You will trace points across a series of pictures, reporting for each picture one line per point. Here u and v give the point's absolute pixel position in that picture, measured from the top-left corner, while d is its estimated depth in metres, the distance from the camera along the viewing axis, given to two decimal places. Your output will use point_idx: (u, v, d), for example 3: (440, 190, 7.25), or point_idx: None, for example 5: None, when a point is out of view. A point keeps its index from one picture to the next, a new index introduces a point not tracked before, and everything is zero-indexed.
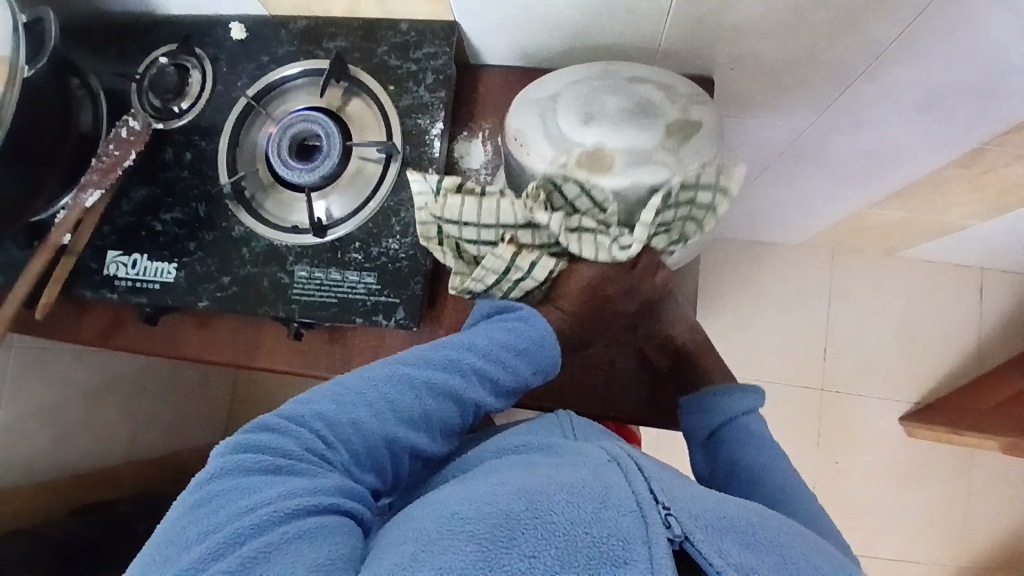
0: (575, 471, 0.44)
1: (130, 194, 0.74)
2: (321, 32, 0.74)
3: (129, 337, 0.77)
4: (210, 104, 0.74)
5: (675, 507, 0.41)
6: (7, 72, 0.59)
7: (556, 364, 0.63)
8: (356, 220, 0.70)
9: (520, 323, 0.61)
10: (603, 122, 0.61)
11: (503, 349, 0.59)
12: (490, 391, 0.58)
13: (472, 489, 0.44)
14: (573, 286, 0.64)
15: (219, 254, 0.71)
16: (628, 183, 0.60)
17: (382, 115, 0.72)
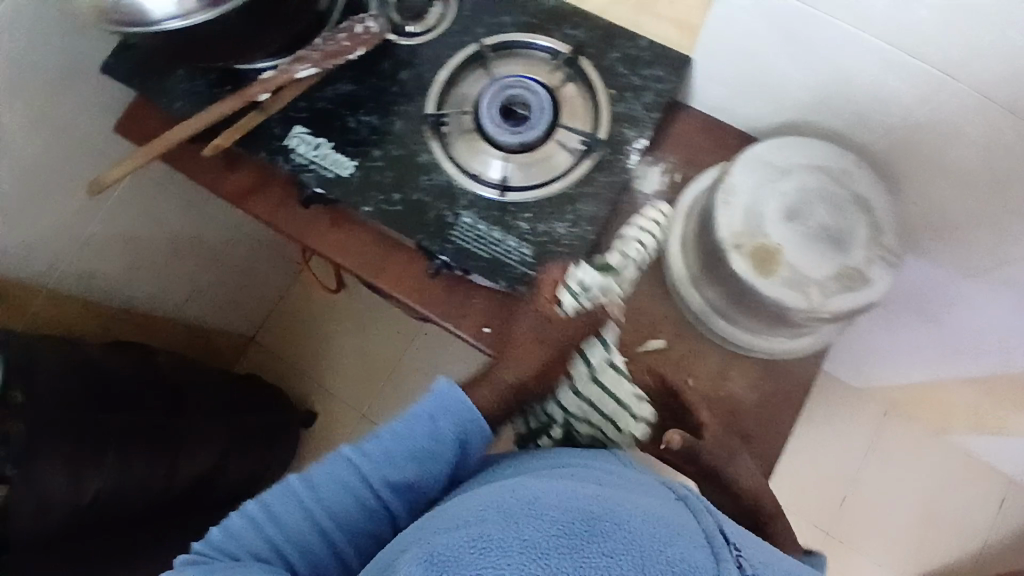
0: (647, 500, 0.48)
1: (335, 83, 0.77)
2: (565, 17, 0.77)
3: (274, 209, 0.79)
4: (439, 38, 0.77)
5: (743, 551, 0.46)
6: None
7: (474, 423, 0.61)
8: (534, 195, 0.72)
9: (424, 405, 0.61)
10: (801, 227, 0.65)
11: (414, 427, 0.60)
12: (412, 467, 0.58)
13: (539, 486, 0.47)
14: (514, 355, 0.66)
15: (398, 171, 0.74)
16: (784, 292, 0.64)
17: (593, 111, 0.74)
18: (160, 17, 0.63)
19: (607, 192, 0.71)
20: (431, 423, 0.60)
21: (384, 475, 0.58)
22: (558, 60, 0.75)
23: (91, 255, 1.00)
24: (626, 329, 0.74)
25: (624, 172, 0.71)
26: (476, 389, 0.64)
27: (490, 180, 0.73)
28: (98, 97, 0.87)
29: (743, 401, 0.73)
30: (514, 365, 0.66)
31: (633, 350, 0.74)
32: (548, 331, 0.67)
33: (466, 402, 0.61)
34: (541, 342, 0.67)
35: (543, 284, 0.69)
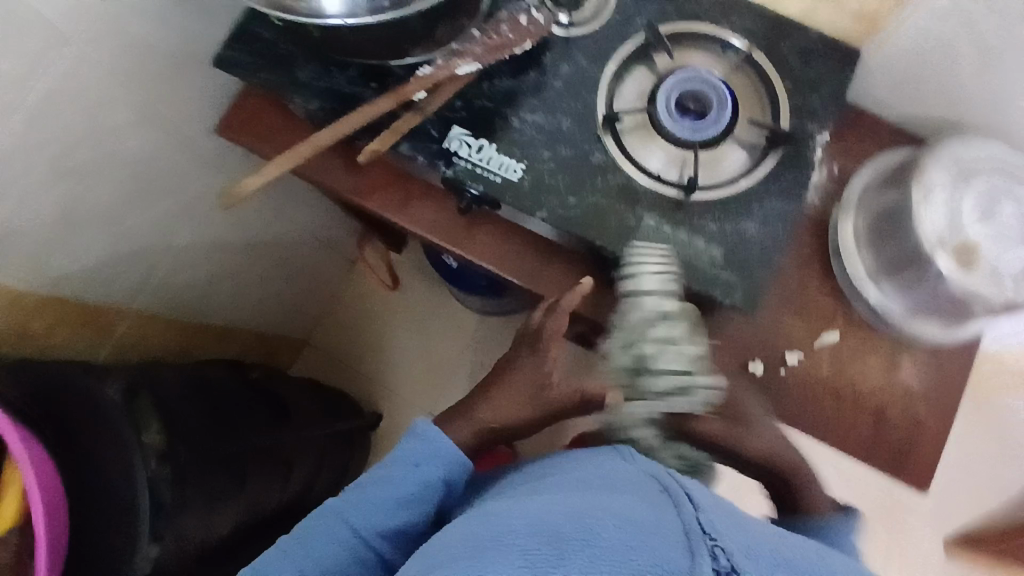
0: (628, 499, 0.48)
1: (494, 78, 0.72)
2: (731, 7, 0.73)
3: (406, 215, 0.75)
4: (601, 29, 0.73)
5: (722, 541, 0.45)
6: None
7: (455, 463, 0.65)
8: (720, 194, 0.68)
9: (405, 448, 0.65)
10: (998, 227, 0.66)
11: (402, 477, 0.63)
12: (402, 513, 0.62)
13: (520, 506, 0.49)
14: (497, 399, 0.68)
15: (571, 173, 0.70)
16: (983, 289, 0.66)
17: (768, 103, 0.71)
18: (332, 14, 0.56)
19: (794, 188, 0.68)
20: (416, 468, 0.64)
21: (379, 524, 0.62)
22: (730, 54, 0.73)
23: (181, 265, 0.94)
24: (799, 326, 0.74)
25: (809, 166, 0.69)
26: (457, 423, 0.69)
27: (674, 181, 0.69)
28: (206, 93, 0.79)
29: (917, 392, 0.74)
30: (496, 411, 0.68)
31: (808, 345, 0.74)
32: (536, 400, 0.67)
33: (450, 446, 0.65)
34: (524, 404, 0.67)
35: (547, 330, 0.68)
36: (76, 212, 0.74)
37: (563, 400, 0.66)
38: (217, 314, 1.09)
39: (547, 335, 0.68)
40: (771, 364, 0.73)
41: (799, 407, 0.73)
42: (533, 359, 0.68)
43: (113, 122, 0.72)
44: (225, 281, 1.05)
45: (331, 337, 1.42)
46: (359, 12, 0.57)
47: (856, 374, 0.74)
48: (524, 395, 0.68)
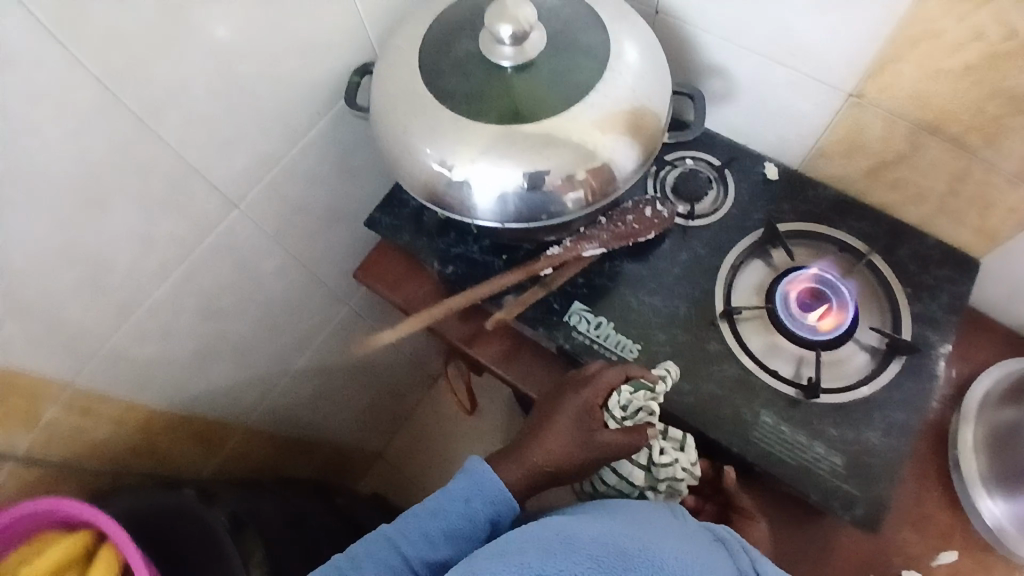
0: (681, 537, 0.55)
1: (615, 258, 0.77)
2: (848, 209, 0.75)
3: (509, 366, 0.78)
4: (719, 221, 0.77)
5: None
6: (605, 195, 0.63)
7: (506, 501, 0.63)
8: (838, 399, 0.68)
9: (461, 483, 0.63)
10: None
11: (448, 510, 0.61)
12: (448, 545, 0.60)
13: (593, 520, 0.54)
14: (545, 437, 0.65)
15: (685, 358, 0.71)
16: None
17: (889, 305, 0.71)
18: (479, 215, 0.63)
19: (917, 399, 0.67)
20: (465, 504, 0.62)
21: (422, 554, 0.60)
22: (848, 254, 0.73)
23: (291, 388, 1.00)
24: (915, 538, 0.70)
25: (932, 377, 0.68)
26: (508, 464, 0.65)
27: (793, 381, 0.69)
28: (345, 242, 0.88)
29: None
30: (547, 454, 0.64)
31: (927, 563, 0.69)
32: (589, 441, 0.64)
33: (500, 485, 0.62)
34: (576, 444, 0.64)
35: (597, 385, 0.66)
36: (212, 346, 0.79)
37: (617, 443, 0.64)
38: (311, 427, 1.13)
39: (599, 378, 0.66)
40: None
41: None
42: (585, 405, 0.65)
43: (262, 267, 0.78)
44: (322, 398, 1.10)
45: (405, 450, 1.44)
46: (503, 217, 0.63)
47: None
48: (574, 435, 0.64)
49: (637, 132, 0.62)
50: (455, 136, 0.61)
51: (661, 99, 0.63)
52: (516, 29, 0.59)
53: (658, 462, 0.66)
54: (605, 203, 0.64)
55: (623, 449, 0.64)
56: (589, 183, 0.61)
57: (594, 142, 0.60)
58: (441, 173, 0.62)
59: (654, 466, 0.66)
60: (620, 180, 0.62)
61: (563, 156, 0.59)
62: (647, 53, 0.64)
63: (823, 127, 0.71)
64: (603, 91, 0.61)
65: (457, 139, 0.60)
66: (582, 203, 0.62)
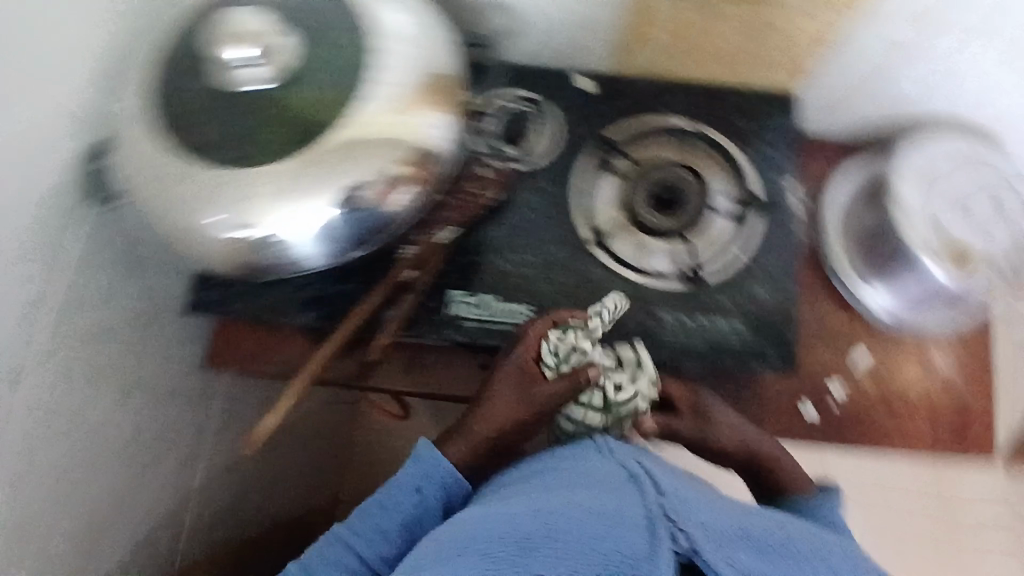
0: (589, 488, 0.45)
1: (472, 230, 0.72)
2: (663, 90, 0.76)
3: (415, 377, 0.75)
4: (554, 149, 0.75)
5: (687, 523, 0.41)
6: (435, 179, 0.58)
7: (461, 484, 0.59)
8: (723, 271, 0.70)
9: (411, 469, 0.58)
10: (972, 221, 0.71)
11: (397, 501, 0.57)
12: (405, 537, 0.56)
13: (490, 507, 0.46)
14: (484, 408, 0.61)
15: (577, 294, 0.70)
16: (988, 279, 0.70)
17: (730, 166, 0.73)
18: (310, 263, 0.57)
19: (786, 238, 0.71)
20: (417, 492, 0.57)
21: (380, 551, 0.56)
22: (678, 134, 0.74)
23: (208, 500, 0.89)
24: (830, 357, 0.75)
25: (789, 215, 0.72)
26: (454, 440, 0.61)
27: (677, 273, 0.70)
28: (191, 330, 0.77)
29: (935, 372, 0.76)
30: (490, 420, 0.61)
31: (844, 372, 0.75)
32: (529, 398, 0.60)
33: (449, 468, 0.58)
34: (517, 407, 0.60)
35: (528, 336, 0.63)
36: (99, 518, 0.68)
37: (555, 393, 0.60)
38: (251, 520, 1.03)
39: (528, 333, 0.63)
40: (821, 403, 0.73)
41: (853, 430, 0.73)
42: (519, 366, 0.62)
43: (100, 410, 0.66)
44: (248, 490, 0.99)
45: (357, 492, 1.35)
46: (336, 254, 0.58)
47: (887, 381, 0.75)
48: (513, 397, 0.61)
49: (442, 103, 0.57)
50: (243, 191, 0.52)
51: (449, 59, 0.58)
52: (259, 48, 0.53)
53: (609, 397, 0.60)
54: (442, 189, 0.60)
55: (563, 395, 0.59)
56: (416, 176, 0.56)
57: (401, 133, 0.54)
58: (247, 238, 0.54)
59: (609, 403, 0.60)
60: (445, 160, 0.58)
61: (375, 163, 0.54)
62: (417, 13, 0.57)
63: (615, 20, 0.72)
64: (388, 74, 0.54)
65: (246, 192, 0.52)
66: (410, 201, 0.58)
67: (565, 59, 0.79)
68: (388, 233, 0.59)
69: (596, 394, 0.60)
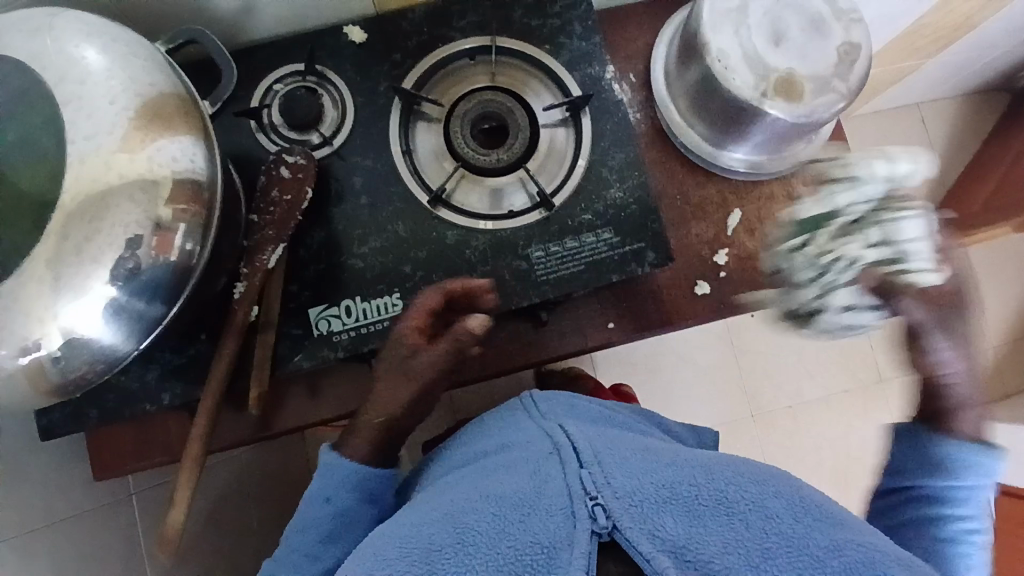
0: (515, 474, 0.41)
1: (306, 239, 0.66)
2: (447, 14, 0.69)
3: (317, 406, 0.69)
4: (357, 121, 0.67)
5: (607, 494, 0.37)
6: (205, 196, 0.51)
7: (377, 477, 0.57)
8: (571, 183, 0.66)
9: (320, 479, 0.57)
10: (791, 46, 0.65)
11: (312, 515, 0.55)
12: (331, 548, 0.54)
13: (420, 511, 0.42)
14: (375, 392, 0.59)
15: (437, 266, 0.65)
16: (819, 105, 0.65)
17: (542, 71, 0.69)
18: (128, 347, 0.51)
19: (622, 130, 0.67)
20: (329, 502, 0.55)
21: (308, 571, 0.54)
22: (481, 56, 0.69)
23: None
24: (705, 228, 0.74)
25: (618, 104, 0.68)
26: (349, 438, 0.59)
27: (530, 202, 0.66)
28: (59, 453, 0.70)
29: None
30: (375, 405, 0.59)
31: (725, 238, 0.74)
32: (409, 372, 0.58)
33: (350, 466, 0.56)
34: (400, 383, 0.59)
35: (416, 310, 0.59)
36: None
37: (432, 358, 0.58)
38: None
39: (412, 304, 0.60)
40: (712, 276, 0.74)
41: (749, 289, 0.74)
42: (398, 342, 0.59)
43: None
44: None
45: None
46: (148, 326, 0.51)
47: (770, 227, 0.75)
48: (394, 376, 0.59)
49: (167, 122, 0.50)
50: (8, 311, 0.46)
51: (152, 73, 0.51)
52: None
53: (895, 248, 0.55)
54: (219, 207, 0.53)
55: (438, 359, 0.58)
56: (182, 210, 0.50)
57: (138, 174, 0.48)
58: (38, 357, 0.48)
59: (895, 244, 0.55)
60: (207, 176, 0.52)
61: (122, 216, 0.47)
62: (90, 41, 0.49)
63: None
64: (83, 125, 0.47)
65: (12, 310, 0.46)
66: (195, 230, 0.51)
67: (330, 14, 0.70)
68: (194, 274, 0.52)
69: (884, 256, 0.56)
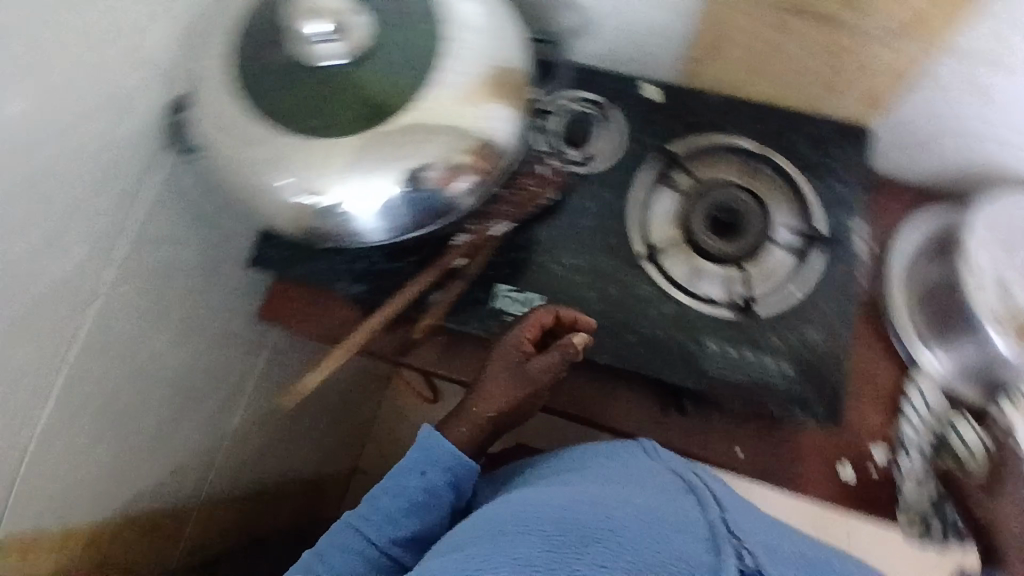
0: (649, 494, 0.47)
1: (524, 228, 0.73)
2: (738, 111, 0.75)
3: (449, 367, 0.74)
4: (617, 158, 0.74)
5: (748, 544, 0.43)
6: (496, 162, 0.59)
7: (468, 466, 0.60)
8: (777, 305, 0.68)
9: (417, 452, 0.60)
10: None
11: (402, 484, 0.59)
12: (410, 521, 0.58)
13: (551, 492, 0.47)
14: (486, 389, 0.63)
15: (620, 308, 0.69)
16: None
17: (797, 196, 0.71)
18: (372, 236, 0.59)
19: (846, 283, 0.68)
20: (422, 474, 0.59)
21: (388, 533, 0.58)
22: (749, 158, 0.73)
23: (236, 450, 0.93)
24: (874, 412, 0.72)
25: (853, 258, 0.69)
26: (456, 421, 0.64)
27: (728, 301, 0.68)
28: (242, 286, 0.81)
29: None
30: (488, 399, 0.63)
31: (889, 433, 0.71)
32: (521, 377, 0.63)
33: (450, 448, 0.60)
34: (511, 383, 0.63)
35: (529, 323, 0.63)
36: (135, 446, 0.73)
37: (544, 368, 0.62)
38: (272, 475, 1.07)
39: (527, 317, 0.64)
40: (859, 462, 0.71)
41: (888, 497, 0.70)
42: (512, 346, 0.63)
43: (150, 346, 0.70)
44: (274, 446, 1.03)
45: (378, 462, 1.35)
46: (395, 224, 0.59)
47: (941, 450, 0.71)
48: (505, 376, 0.63)
49: (505, 94, 0.58)
50: (310, 160, 0.54)
51: (515, 50, 0.59)
52: (334, 24, 0.54)
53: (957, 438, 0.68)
54: (499, 178, 0.61)
55: (551, 371, 0.62)
56: (476, 166, 0.58)
57: (465, 122, 0.56)
58: (313, 204, 0.56)
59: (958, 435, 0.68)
60: (506, 151, 0.60)
61: (438, 147, 0.55)
62: (486, 4, 0.59)
63: (691, 31, 0.71)
64: (454, 61, 0.56)
65: (314, 162, 0.54)
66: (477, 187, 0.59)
67: (640, 65, 0.79)
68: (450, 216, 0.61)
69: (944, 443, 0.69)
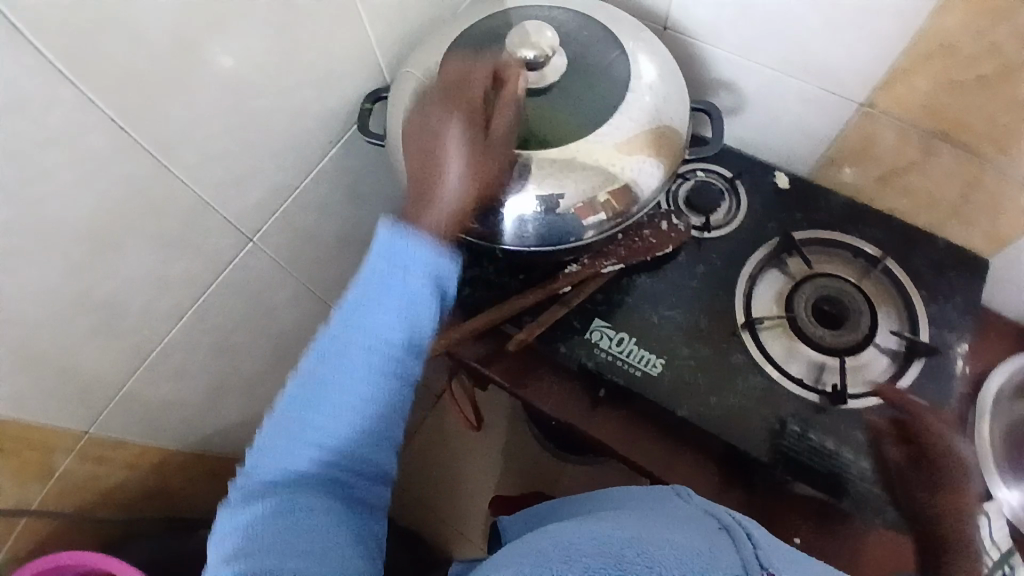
0: (681, 529, 0.43)
1: (631, 273, 0.77)
2: (859, 217, 0.79)
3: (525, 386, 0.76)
4: (734, 231, 0.78)
5: None
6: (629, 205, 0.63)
7: (446, 262, 0.54)
8: (867, 403, 0.69)
9: (381, 257, 0.52)
10: None
11: (376, 294, 0.52)
12: (398, 324, 0.52)
13: (586, 524, 0.44)
14: (457, 151, 0.58)
15: (709, 369, 0.72)
16: None
17: (904, 306, 0.73)
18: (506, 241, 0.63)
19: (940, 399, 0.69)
20: (402, 271, 0.52)
21: (370, 345, 0.52)
22: (863, 260, 0.75)
23: None
24: None
25: (952, 379, 0.70)
26: (425, 211, 0.57)
27: (817, 387, 0.69)
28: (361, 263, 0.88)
29: None
30: (460, 178, 0.58)
31: None
32: (484, 158, 0.58)
33: (424, 240, 0.53)
34: (485, 146, 0.59)
35: (476, 80, 0.60)
36: (228, 379, 0.79)
37: (499, 148, 0.59)
38: None
39: (460, 88, 0.60)
40: None
41: None
42: (469, 109, 0.59)
43: (272, 292, 0.77)
44: None
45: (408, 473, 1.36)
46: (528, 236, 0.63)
47: None
48: (476, 135, 0.59)
49: (657, 149, 0.63)
50: None
51: (678, 114, 0.65)
52: (536, 56, 0.61)
53: None
54: (626, 222, 0.66)
55: (502, 142, 0.59)
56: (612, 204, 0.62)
57: (615, 166, 0.61)
58: None
59: None
60: (643, 199, 0.64)
61: (586, 180, 0.61)
62: (664, 69, 0.66)
63: (835, 136, 0.77)
64: (626, 111, 0.62)
65: None
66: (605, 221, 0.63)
67: (775, 155, 0.84)
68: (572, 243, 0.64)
69: None
